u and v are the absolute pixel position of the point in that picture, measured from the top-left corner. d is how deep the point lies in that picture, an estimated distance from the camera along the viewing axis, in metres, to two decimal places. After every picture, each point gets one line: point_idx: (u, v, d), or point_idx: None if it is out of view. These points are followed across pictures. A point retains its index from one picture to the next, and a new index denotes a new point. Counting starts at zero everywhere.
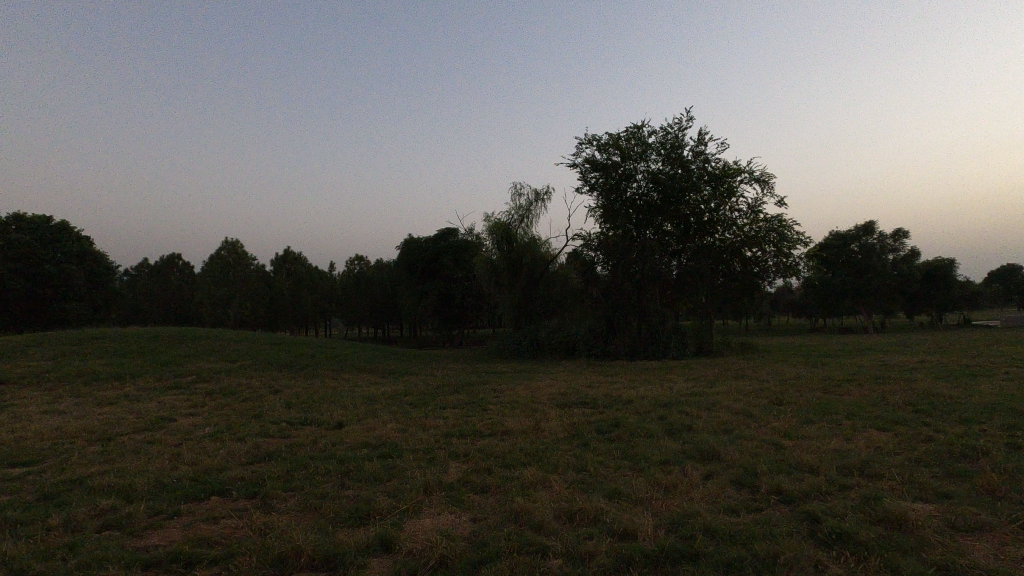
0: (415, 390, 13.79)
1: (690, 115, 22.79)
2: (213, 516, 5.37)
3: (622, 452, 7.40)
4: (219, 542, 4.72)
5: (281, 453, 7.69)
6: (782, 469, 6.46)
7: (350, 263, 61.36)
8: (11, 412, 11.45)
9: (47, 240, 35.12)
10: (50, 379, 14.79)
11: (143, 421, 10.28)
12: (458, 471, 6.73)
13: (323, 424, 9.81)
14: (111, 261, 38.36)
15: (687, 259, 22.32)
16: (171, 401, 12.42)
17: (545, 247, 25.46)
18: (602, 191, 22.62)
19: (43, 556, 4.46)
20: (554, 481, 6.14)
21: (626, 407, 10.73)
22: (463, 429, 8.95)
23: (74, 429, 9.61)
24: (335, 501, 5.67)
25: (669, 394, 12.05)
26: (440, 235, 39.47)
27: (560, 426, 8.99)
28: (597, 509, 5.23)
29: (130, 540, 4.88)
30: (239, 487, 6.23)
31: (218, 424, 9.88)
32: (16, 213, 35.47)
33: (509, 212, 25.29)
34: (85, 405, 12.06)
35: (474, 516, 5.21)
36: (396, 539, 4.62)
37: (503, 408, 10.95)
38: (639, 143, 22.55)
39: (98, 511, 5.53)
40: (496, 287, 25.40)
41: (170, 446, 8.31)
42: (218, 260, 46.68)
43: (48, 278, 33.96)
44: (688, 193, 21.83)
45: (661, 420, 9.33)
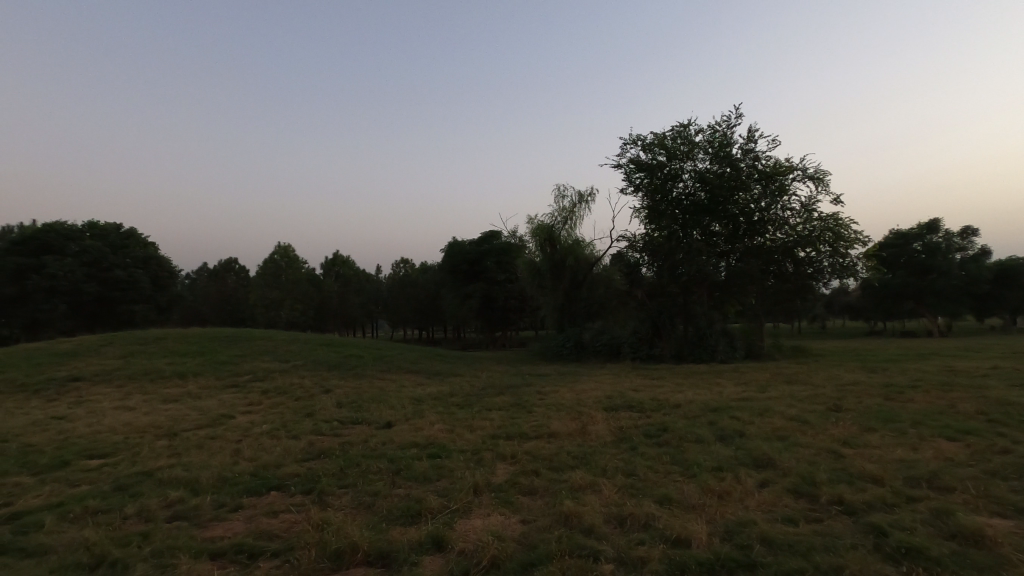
0: (461, 392, 13.92)
1: (739, 113, 22.19)
2: (273, 511, 5.60)
3: (672, 457, 7.26)
4: (280, 536, 4.91)
5: (333, 451, 7.93)
6: (841, 479, 6.19)
7: (396, 266, 62.59)
8: (88, 407, 12.27)
9: (117, 246, 37.54)
10: (120, 377, 15.74)
11: (206, 417, 10.82)
12: (506, 473, 6.77)
13: (373, 423, 10.06)
14: (174, 265, 40.58)
15: (736, 259, 21.70)
16: (230, 399, 13.02)
17: (589, 249, 25.34)
18: (647, 192, 22.34)
19: (120, 543, 4.75)
20: (603, 485, 6.08)
21: (674, 411, 10.52)
22: (509, 431, 9.00)
23: (144, 424, 10.20)
24: (387, 499, 5.80)
25: (719, 399, 11.75)
26: (483, 238, 39.76)
27: (607, 430, 8.90)
28: (648, 514, 5.15)
29: (199, 531, 5.15)
30: (295, 483, 6.46)
31: (273, 422, 10.27)
32: (91, 221, 38.17)
33: (553, 214, 25.37)
34: (152, 402, 12.80)
35: (523, 518, 5.24)
36: (447, 538, 4.68)
37: (549, 411, 10.94)
38: (685, 142, 22.11)
39: (168, 503, 5.86)
40: (540, 290, 25.43)
41: (230, 443, 8.69)
42: (271, 263, 48.37)
43: (117, 282, 36.16)
44: (737, 192, 21.26)
45: (711, 425, 9.10)
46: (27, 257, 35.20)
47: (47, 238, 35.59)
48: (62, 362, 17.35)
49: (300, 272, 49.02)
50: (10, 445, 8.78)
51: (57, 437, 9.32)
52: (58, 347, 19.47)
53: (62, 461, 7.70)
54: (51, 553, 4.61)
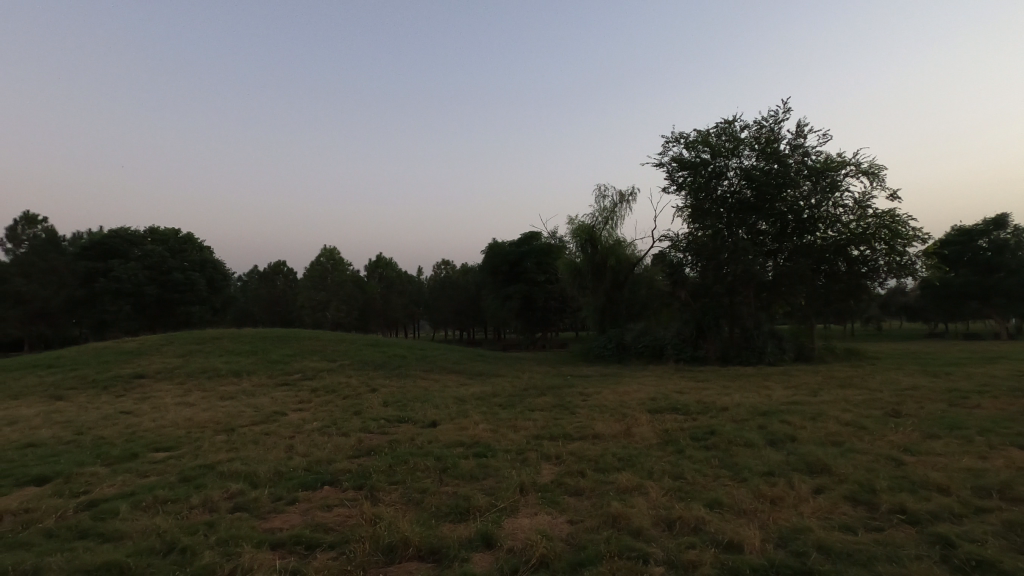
0: (504, 392, 14.02)
1: (788, 107, 21.47)
2: (327, 504, 5.80)
3: (721, 461, 7.11)
4: (334, 529, 5.09)
5: (382, 448, 8.12)
6: (903, 487, 5.93)
7: (437, 267, 63.43)
8: (152, 403, 12.97)
9: (175, 250, 39.50)
10: (181, 374, 16.57)
11: (261, 414, 11.29)
12: (552, 473, 6.78)
13: (418, 422, 10.24)
14: (227, 268, 42.36)
15: (785, 259, 21.07)
16: (282, 397, 13.52)
17: (630, 249, 25.02)
18: (691, 191, 21.93)
19: (189, 531, 5.03)
20: (650, 488, 6.02)
21: (721, 414, 10.26)
22: (553, 432, 9.02)
23: (204, 420, 10.73)
24: (436, 496, 5.93)
25: (768, 402, 11.43)
26: (523, 240, 39.81)
27: (652, 432, 8.79)
28: (698, 518, 5.08)
29: (259, 522, 5.38)
30: (347, 478, 6.68)
31: (324, 419, 10.61)
32: (151, 227, 40.31)
33: (593, 214, 25.22)
34: (210, 399, 13.42)
35: (571, 518, 5.25)
36: (496, 536, 4.76)
37: (592, 412, 10.89)
38: (730, 139, 21.58)
39: (229, 495, 6.15)
40: (581, 290, 25.34)
41: (284, 438, 9.04)
42: (318, 266, 49.69)
43: (176, 284, 38.00)
44: (785, 189, 20.58)
45: (761, 429, 8.86)
46: (94, 261, 37.51)
47: (113, 242, 37.79)
48: (128, 360, 18.40)
49: (345, 274, 50.23)
50: (85, 438, 9.39)
51: (126, 430, 9.91)
52: (123, 346, 20.64)
53: (132, 453, 8.18)
54: (127, 538, 4.92)
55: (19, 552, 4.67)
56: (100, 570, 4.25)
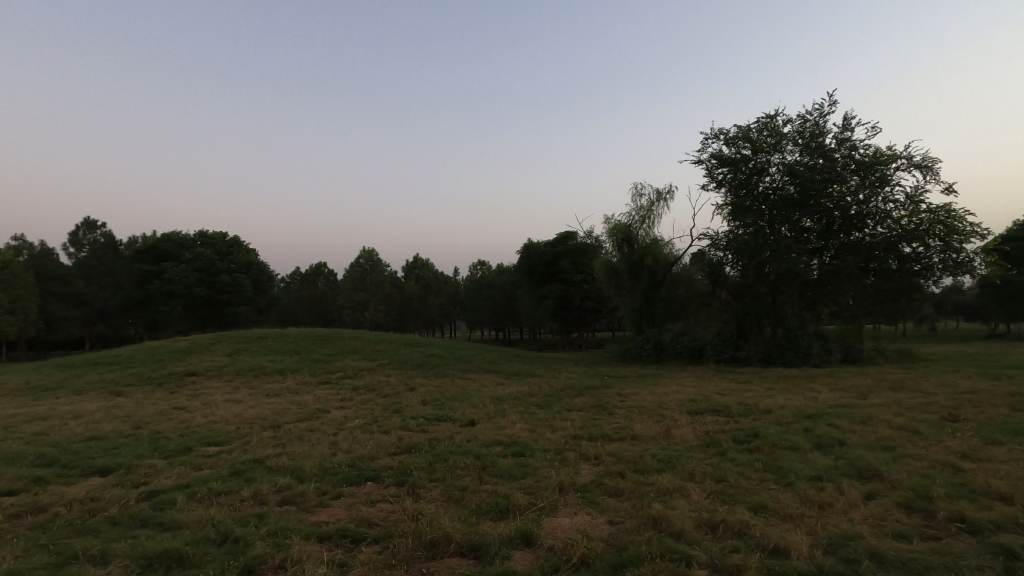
0: (540, 392, 14.03)
1: (833, 100, 20.72)
2: (371, 500, 5.95)
3: (765, 464, 6.94)
4: (377, 524, 5.21)
5: (421, 446, 8.26)
6: (962, 495, 5.66)
7: (473, 267, 63.83)
8: (203, 400, 13.54)
9: (223, 253, 41.07)
10: (229, 372, 17.23)
11: (306, 411, 11.64)
12: (590, 474, 6.76)
13: (457, 421, 10.36)
14: (271, 270, 43.78)
15: (830, 256, 20.43)
16: (324, 395, 13.89)
17: (668, 248, 24.63)
18: (731, 188, 21.45)
19: (241, 523, 5.24)
20: (692, 490, 5.94)
21: (765, 416, 10.00)
22: (592, 432, 8.97)
23: (252, 416, 11.14)
24: (476, 494, 5.99)
25: (814, 405, 11.06)
26: (558, 240, 39.69)
27: (692, 434, 8.67)
28: (742, 522, 4.98)
29: (306, 515, 5.56)
30: (390, 475, 6.82)
31: (365, 417, 10.83)
32: (201, 231, 42.04)
33: (630, 213, 24.98)
34: (257, 396, 13.90)
35: (611, 518, 5.23)
36: (536, 535, 4.78)
37: (631, 413, 10.78)
38: (773, 134, 20.98)
39: (278, 488, 6.38)
40: (617, 290, 25.10)
41: (327, 435, 9.29)
42: (357, 267, 50.55)
43: (224, 286, 39.54)
44: (831, 184, 19.88)
45: (807, 433, 8.58)
46: (148, 264, 39.34)
47: (165, 246, 39.53)
48: (180, 359, 19.23)
49: (384, 274, 50.88)
50: (142, 432, 9.88)
51: (180, 426, 10.38)
52: (176, 345, 21.60)
53: (186, 447, 8.57)
54: (185, 528, 5.16)
55: (88, 538, 4.97)
56: (161, 557, 4.48)
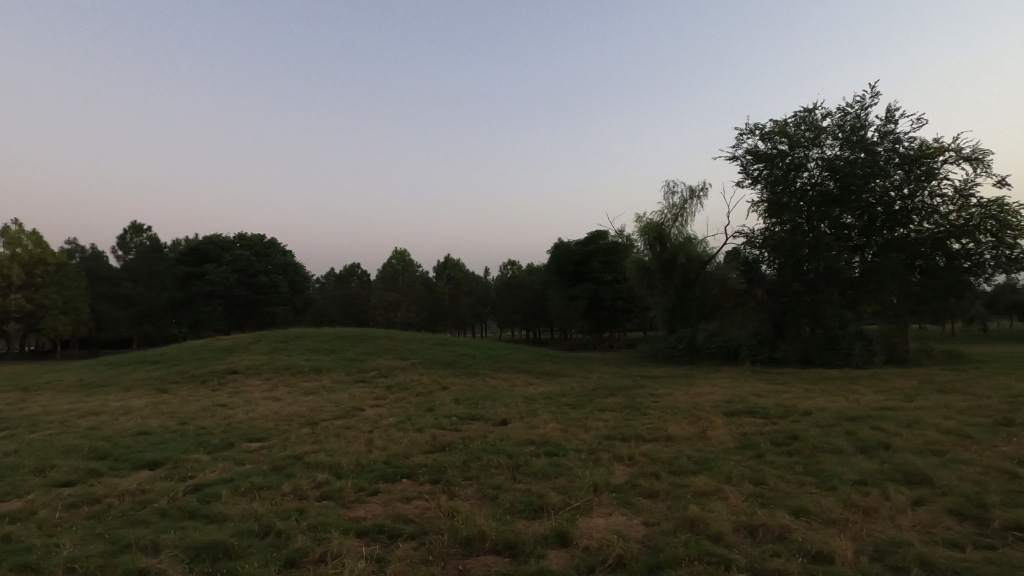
0: (573, 392, 13.97)
1: (875, 91, 20.03)
2: (406, 496, 6.04)
3: (806, 467, 6.75)
4: (413, 520, 5.29)
5: (454, 444, 8.33)
6: (1019, 502, 5.39)
7: (504, 267, 63.91)
8: (243, 397, 13.94)
9: (261, 254, 42.24)
10: (268, 371, 17.71)
11: (341, 409, 11.88)
12: (624, 474, 6.71)
13: (489, 420, 10.42)
14: (306, 271, 44.81)
15: (873, 253, 19.74)
16: (359, 393, 14.15)
17: (701, 247, 24.17)
18: (767, 184, 20.93)
19: (282, 516, 5.39)
20: (729, 492, 5.83)
21: (805, 419, 9.73)
22: (626, 433, 8.88)
23: (291, 413, 11.43)
24: (510, 493, 6.02)
25: (857, 407, 10.71)
26: (589, 239, 39.38)
27: (729, 435, 8.50)
28: (783, 526, 4.86)
29: (344, 510, 5.69)
30: (424, 472, 6.91)
31: (399, 415, 11.01)
32: (240, 233, 43.35)
33: (662, 212, 24.77)
34: (295, 394, 14.26)
35: (646, 520, 5.16)
36: (570, 535, 4.77)
37: (664, 414, 10.64)
38: (811, 128, 20.39)
39: (316, 484, 6.54)
40: (649, 290, 24.66)
41: (362, 433, 9.46)
42: (389, 267, 51.11)
43: (262, 287, 40.73)
44: (873, 179, 19.23)
45: (849, 435, 8.32)
46: (191, 266, 40.76)
47: (207, 249, 40.84)
48: (221, 357, 19.85)
49: (415, 274, 51.31)
50: (187, 427, 10.26)
51: (223, 422, 10.73)
52: (218, 343, 22.32)
53: (228, 443, 8.85)
54: (229, 520, 5.34)
55: (140, 529, 5.20)
56: (208, 548, 4.65)
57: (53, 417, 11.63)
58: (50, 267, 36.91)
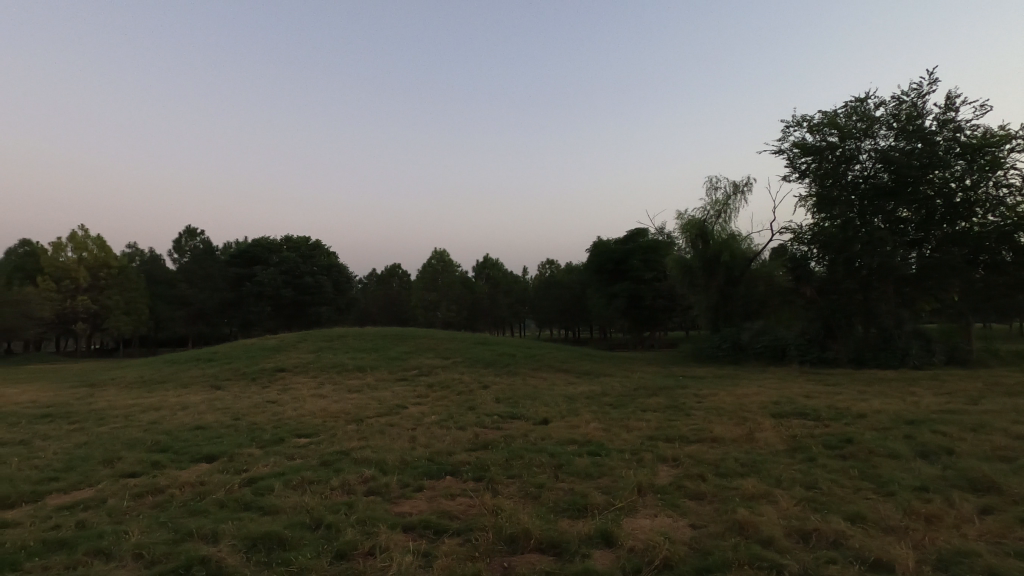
0: (613, 392, 13.84)
1: (934, 78, 19.02)
2: (450, 493, 6.13)
3: (861, 472, 6.49)
4: (457, 517, 5.36)
5: (496, 443, 8.39)
6: None
7: (543, 266, 63.75)
8: (291, 394, 14.41)
9: (307, 256, 43.59)
10: (314, 369, 18.26)
11: (385, 407, 12.13)
12: (668, 475, 6.60)
13: (530, 419, 10.44)
14: (349, 272, 45.91)
15: (932, 249, 18.76)
16: (402, 391, 14.41)
17: (745, 243, 23.53)
18: (815, 178, 20.15)
19: (331, 510, 5.56)
20: (780, 496, 5.67)
21: (859, 421, 9.35)
22: (669, 433, 8.74)
23: (337, 411, 11.75)
24: (553, 492, 6.02)
25: (916, 410, 10.20)
26: (629, 237, 38.78)
27: (778, 437, 8.25)
28: (838, 531, 4.70)
29: (390, 506, 5.81)
30: (467, 469, 6.99)
31: (440, 413, 11.13)
32: (287, 236, 44.84)
33: (704, 208, 24.30)
34: (340, 391, 14.65)
35: (693, 522, 5.07)
36: (616, 535, 4.73)
37: (709, 415, 10.41)
38: (863, 118, 19.52)
39: (363, 479, 6.71)
40: (691, 288, 24.19)
41: (406, 430, 9.64)
42: (428, 267, 51.61)
43: (308, 287, 42.00)
44: (932, 170, 18.30)
45: (908, 439, 7.93)
46: (241, 268, 42.39)
47: (256, 251, 42.40)
48: (270, 356, 20.58)
49: (454, 274, 51.69)
50: (240, 422, 10.69)
51: (273, 418, 11.13)
52: (267, 342, 23.15)
53: (279, 438, 9.18)
54: (282, 512, 5.54)
55: (200, 518, 5.46)
56: (263, 538, 4.84)
57: (118, 412, 12.32)
58: (113, 270, 39.12)
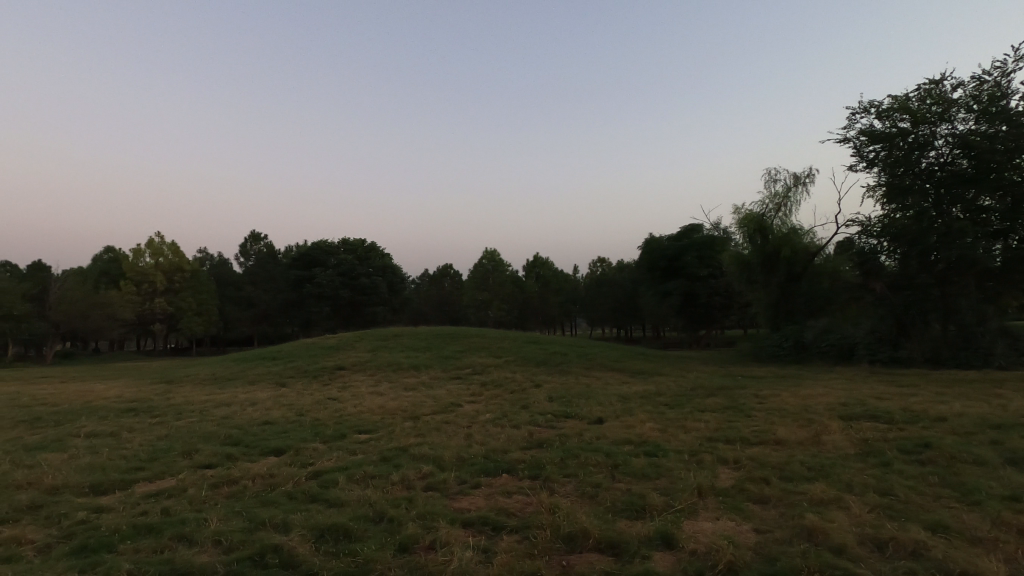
0: (669, 392, 13.53)
1: (1020, 54, 17.54)
2: (508, 491, 6.19)
3: (942, 479, 6.09)
4: (514, 514, 5.40)
5: (551, 441, 8.38)
6: None
7: (593, 264, 63.05)
8: (351, 392, 14.91)
9: (363, 258, 44.98)
10: (371, 367, 18.82)
11: (440, 404, 12.36)
12: (730, 477, 6.42)
13: (585, 418, 10.38)
14: (403, 273, 46.98)
15: (1019, 240, 17.33)
16: (456, 389, 14.63)
17: (808, 237, 22.50)
18: (885, 167, 18.99)
19: (392, 504, 5.73)
20: (851, 502, 5.40)
21: (938, 425, 8.76)
22: (729, 435, 8.49)
23: (395, 408, 12.08)
24: (610, 492, 5.98)
25: (1003, 413, 9.45)
26: (683, 233, 37.69)
27: (847, 441, 7.85)
28: (917, 541, 4.43)
29: (448, 501, 5.92)
30: (523, 468, 7.03)
31: (495, 411, 11.25)
32: (344, 239, 46.32)
33: (763, 202, 23.43)
34: (397, 389, 15.02)
35: (757, 527, 4.91)
36: (677, 538, 4.64)
37: (771, 416, 10.03)
38: (939, 101, 18.23)
39: (422, 474, 6.87)
40: (750, 285, 23.36)
41: (461, 427, 9.80)
42: (479, 267, 52.07)
43: (364, 288, 43.31)
44: (1018, 155, 16.90)
45: (995, 445, 7.37)
46: (302, 270, 44.15)
47: (315, 254, 44.09)
48: (330, 354, 21.37)
49: (505, 274, 51.97)
50: (305, 419, 11.14)
51: (334, 414, 11.55)
52: (327, 341, 24.00)
53: (341, 433, 9.53)
54: (347, 505, 5.75)
55: (272, 508, 5.75)
56: (330, 530, 5.04)
57: (194, 407, 13.11)
58: (186, 274, 41.69)
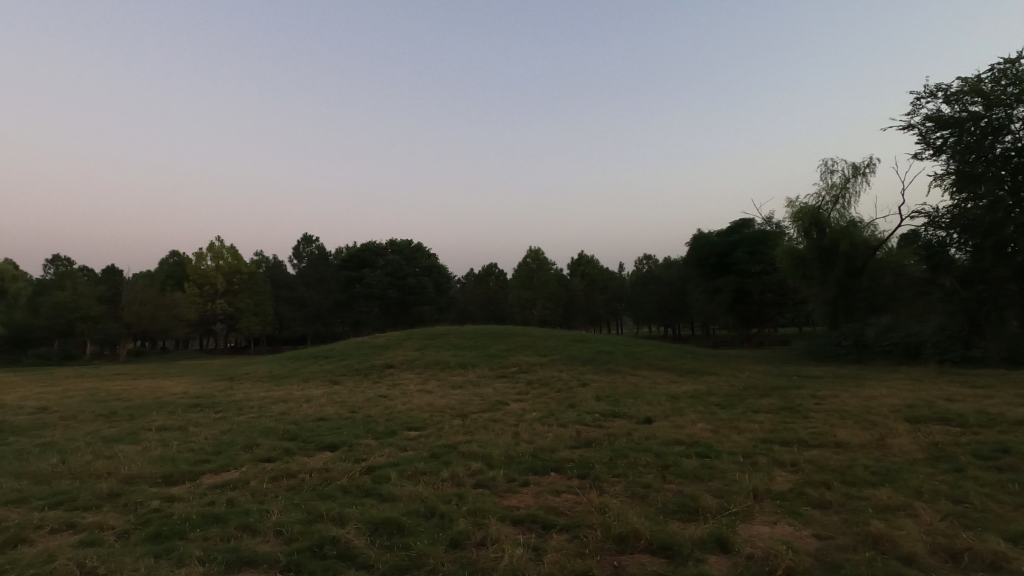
0: (721, 392, 13.14)
1: None
2: (557, 490, 6.18)
3: (1023, 487, 5.67)
4: (564, 513, 5.39)
5: (599, 441, 8.31)
6: None
7: (639, 262, 62.02)
8: (399, 389, 15.22)
9: (409, 259, 45.92)
10: (419, 366, 19.16)
11: (487, 403, 12.45)
12: (787, 481, 6.19)
13: (633, 418, 10.24)
14: (448, 273, 47.60)
15: None
16: (502, 388, 14.70)
17: (869, 230, 21.45)
18: (955, 154, 17.89)
19: (442, 500, 5.82)
20: (922, 509, 5.12)
21: (1017, 429, 8.16)
22: (786, 436, 8.19)
23: (443, 406, 12.24)
24: (661, 493, 5.88)
25: None
26: (732, 228, 36.54)
27: (915, 444, 7.42)
28: (997, 552, 4.15)
29: (497, 499, 5.98)
30: (571, 467, 7.00)
31: (542, 410, 11.24)
32: (391, 240, 47.29)
33: (819, 194, 22.50)
34: (444, 388, 15.22)
35: (818, 533, 4.72)
36: (732, 542, 4.52)
37: (830, 418, 9.59)
38: (1016, 82, 16.97)
39: (471, 472, 6.94)
40: (805, 281, 22.46)
41: (508, 426, 9.85)
42: (524, 266, 52.11)
43: (411, 288, 44.11)
44: None
45: None
46: (352, 271, 45.39)
47: (364, 255, 45.26)
48: (379, 353, 21.89)
49: (550, 273, 51.80)
50: (357, 415, 11.47)
51: (385, 411, 11.84)
52: (377, 340, 24.60)
53: (392, 430, 9.76)
54: (399, 500, 5.89)
55: (328, 502, 5.95)
56: (383, 524, 5.18)
57: (253, 403, 13.71)
58: (244, 276, 43.59)
